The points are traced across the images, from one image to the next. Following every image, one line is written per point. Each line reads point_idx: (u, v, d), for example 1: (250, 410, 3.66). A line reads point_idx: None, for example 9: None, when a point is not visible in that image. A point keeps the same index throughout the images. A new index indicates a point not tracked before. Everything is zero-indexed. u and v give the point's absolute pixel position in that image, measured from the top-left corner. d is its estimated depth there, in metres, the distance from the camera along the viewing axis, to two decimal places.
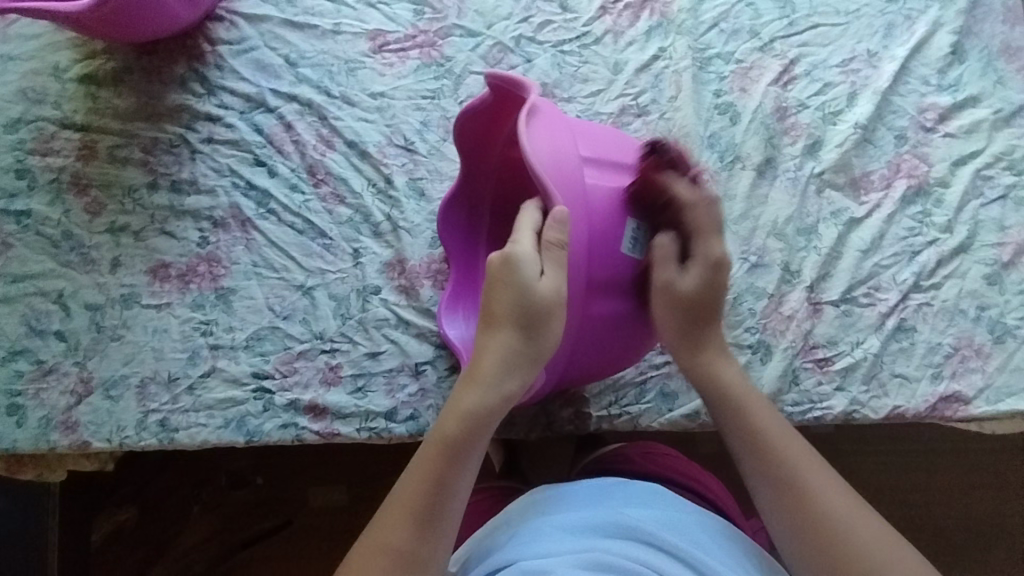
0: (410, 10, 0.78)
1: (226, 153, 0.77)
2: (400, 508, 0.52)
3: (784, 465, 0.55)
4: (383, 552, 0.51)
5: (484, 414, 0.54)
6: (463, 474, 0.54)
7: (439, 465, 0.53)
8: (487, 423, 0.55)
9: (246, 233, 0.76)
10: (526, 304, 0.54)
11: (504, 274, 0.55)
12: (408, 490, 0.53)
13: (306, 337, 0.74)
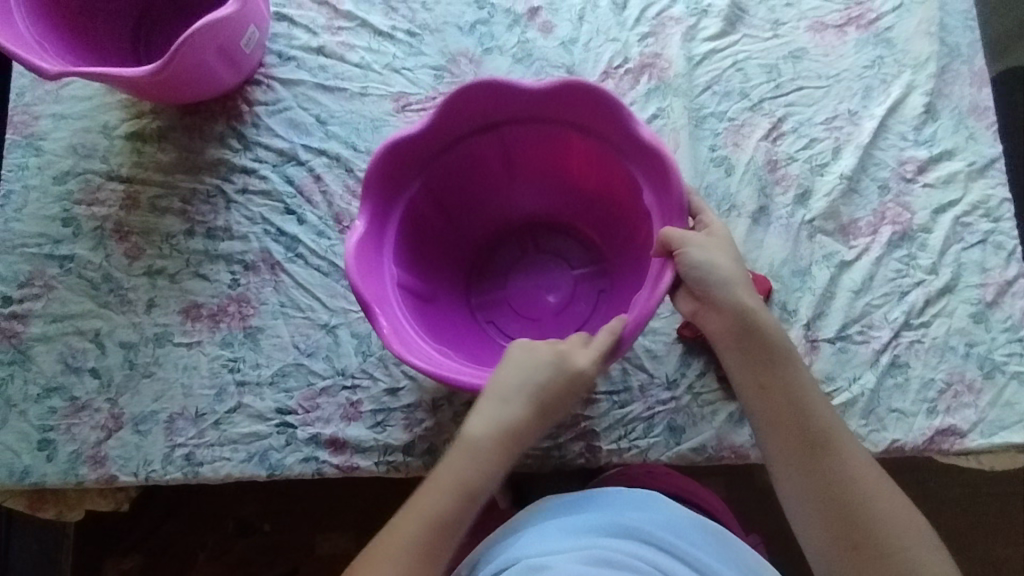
0: (431, 74, 0.85)
1: (260, 202, 0.83)
2: (394, 549, 0.64)
3: (839, 475, 0.65)
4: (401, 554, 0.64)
5: (472, 489, 0.65)
6: (452, 540, 0.64)
7: (437, 525, 0.64)
8: (474, 497, 0.65)
9: (275, 276, 0.81)
10: (535, 398, 0.65)
11: (521, 369, 0.65)
12: (403, 537, 0.64)
13: (328, 373, 0.78)
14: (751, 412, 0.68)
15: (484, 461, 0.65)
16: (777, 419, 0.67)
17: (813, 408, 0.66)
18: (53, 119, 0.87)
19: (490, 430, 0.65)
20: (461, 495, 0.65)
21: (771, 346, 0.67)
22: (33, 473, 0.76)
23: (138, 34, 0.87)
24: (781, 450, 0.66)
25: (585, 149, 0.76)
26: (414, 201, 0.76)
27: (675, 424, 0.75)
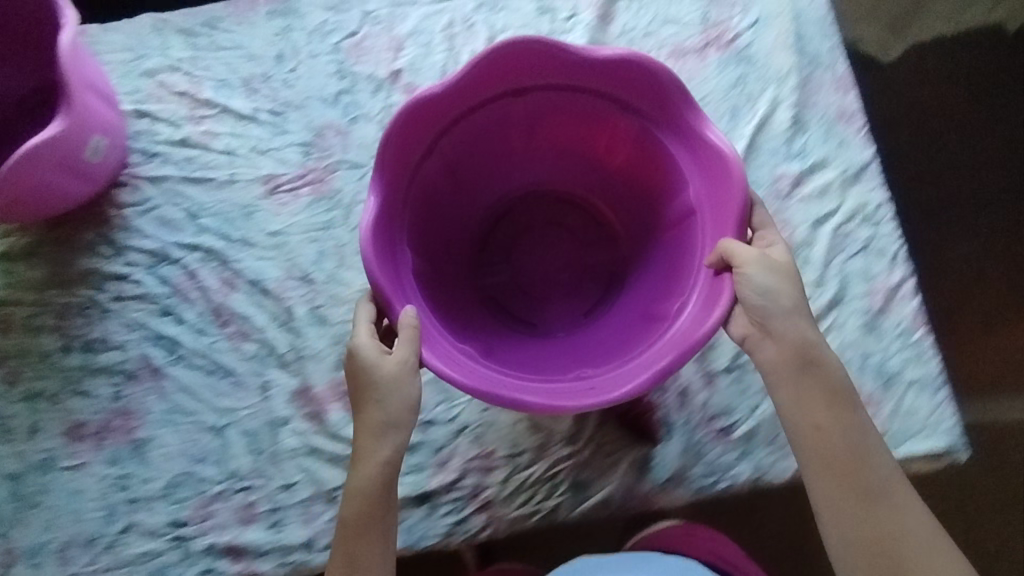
0: (298, 151, 0.83)
1: (136, 307, 0.80)
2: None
3: (889, 513, 0.61)
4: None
5: (382, 483, 0.63)
6: (373, 547, 0.64)
7: (364, 532, 0.63)
8: (384, 492, 0.64)
9: (158, 382, 0.78)
10: (379, 394, 0.62)
11: (353, 368, 0.63)
12: (338, 560, 0.64)
13: (221, 478, 0.75)
14: (796, 441, 0.63)
15: (369, 473, 0.63)
16: (829, 472, 0.62)
17: (860, 441, 0.62)
18: None
19: (365, 427, 0.63)
20: (355, 505, 0.64)
21: (830, 375, 0.62)
22: None
23: None
24: (820, 483, 0.62)
25: (620, 130, 0.73)
26: (427, 163, 0.71)
27: (579, 480, 0.74)
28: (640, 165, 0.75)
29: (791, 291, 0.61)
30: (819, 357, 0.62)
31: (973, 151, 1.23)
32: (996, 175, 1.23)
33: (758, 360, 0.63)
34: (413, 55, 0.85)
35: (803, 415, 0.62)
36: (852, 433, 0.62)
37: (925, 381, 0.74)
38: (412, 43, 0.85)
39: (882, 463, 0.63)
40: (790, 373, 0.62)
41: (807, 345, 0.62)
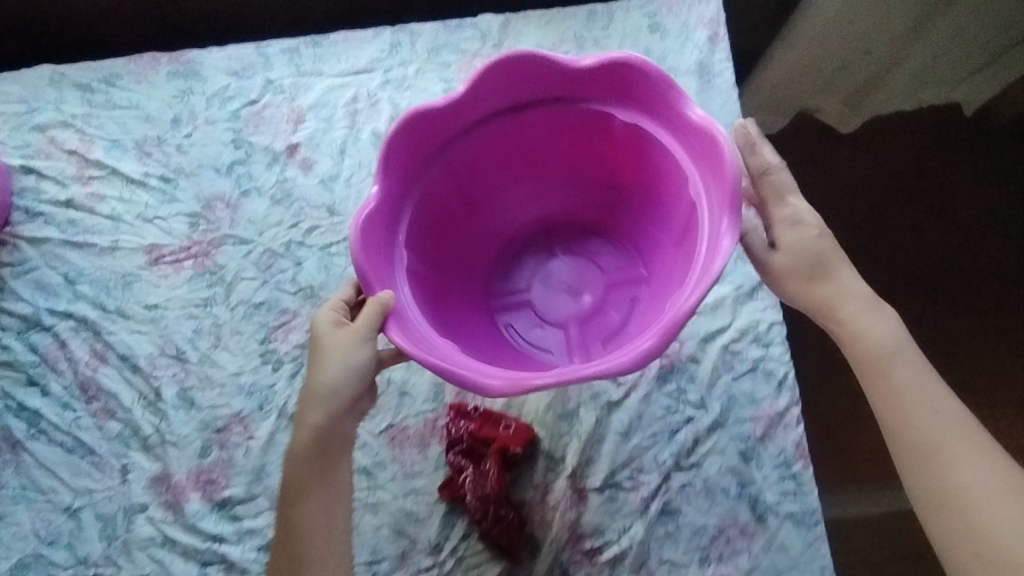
0: (185, 223, 0.81)
1: (2, 375, 0.78)
2: (282, 539, 0.61)
3: (960, 471, 0.54)
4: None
5: (337, 431, 0.61)
6: (338, 479, 0.62)
7: (314, 465, 0.61)
8: (339, 436, 0.61)
9: (16, 455, 0.76)
10: (344, 362, 0.60)
11: (319, 348, 0.61)
12: (295, 488, 0.61)
13: (69, 563, 0.72)
14: (883, 408, 0.58)
15: (325, 421, 0.60)
16: (900, 445, 0.56)
17: (936, 399, 0.57)
18: None
19: (319, 382, 0.60)
20: (325, 429, 0.61)
21: (885, 327, 0.59)
22: None
23: None
24: (902, 457, 0.56)
25: (620, 139, 0.68)
26: (437, 182, 0.67)
27: None
28: (651, 176, 0.69)
29: (827, 239, 0.61)
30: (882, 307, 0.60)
31: (908, 232, 1.19)
32: (932, 259, 1.18)
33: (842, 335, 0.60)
34: (313, 129, 0.82)
35: (874, 377, 0.59)
36: (914, 406, 0.56)
37: (803, 515, 0.71)
38: (313, 116, 0.82)
39: (960, 444, 0.55)
40: (851, 326, 0.60)
41: (853, 310, 0.60)
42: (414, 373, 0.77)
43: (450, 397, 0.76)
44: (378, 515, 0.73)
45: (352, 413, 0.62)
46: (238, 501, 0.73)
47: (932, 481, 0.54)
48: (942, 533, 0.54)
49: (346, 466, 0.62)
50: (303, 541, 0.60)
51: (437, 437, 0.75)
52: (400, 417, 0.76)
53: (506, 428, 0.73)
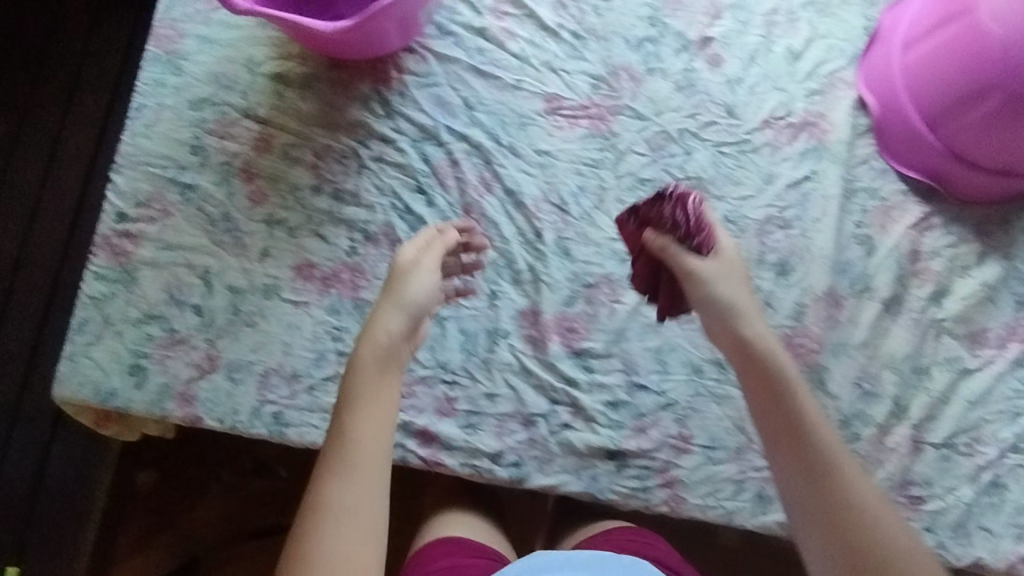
0: (588, 82, 0.83)
1: (392, 175, 0.80)
2: (351, 414, 0.56)
3: (840, 462, 0.57)
4: (380, 462, 0.55)
5: (400, 331, 0.60)
6: (413, 292, 0.62)
7: (399, 330, 0.60)
8: (411, 301, 0.61)
9: (394, 253, 0.79)
10: (415, 314, 0.61)
11: (381, 344, 0.59)
12: (363, 414, 0.56)
13: (430, 364, 0.77)
14: (750, 388, 0.60)
15: (398, 329, 0.60)
16: (808, 442, 0.58)
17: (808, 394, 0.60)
18: (198, 40, 0.82)
19: (381, 333, 0.60)
20: (417, 304, 0.62)
21: (747, 323, 0.61)
22: (119, 396, 0.75)
23: None
24: (773, 429, 0.59)
25: None
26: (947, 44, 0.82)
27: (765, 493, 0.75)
28: None
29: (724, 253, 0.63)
30: (760, 333, 0.61)
31: None
32: None
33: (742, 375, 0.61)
34: (727, 28, 0.84)
35: (761, 369, 0.60)
36: (789, 389, 0.59)
37: None
38: (731, 16, 0.84)
39: (817, 428, 0.58)
40: (739, 343, 0.61)
41: (745, 304, 0.61)
42: (781, 288, 0.79)
43: (812, 319, 0.79)
44: (722, 407, 0.77)
45: (408, 309, 0.61)
46: (595, 356, 0.78)
47: (824, 476, 0.56)
48: (807, 515, 0.56)
49: (410, 276, 0.63)
50: (351, 385, 0.58)
51: (791, 353, 0.78)
52: None
53: (691, 254, 0.63)
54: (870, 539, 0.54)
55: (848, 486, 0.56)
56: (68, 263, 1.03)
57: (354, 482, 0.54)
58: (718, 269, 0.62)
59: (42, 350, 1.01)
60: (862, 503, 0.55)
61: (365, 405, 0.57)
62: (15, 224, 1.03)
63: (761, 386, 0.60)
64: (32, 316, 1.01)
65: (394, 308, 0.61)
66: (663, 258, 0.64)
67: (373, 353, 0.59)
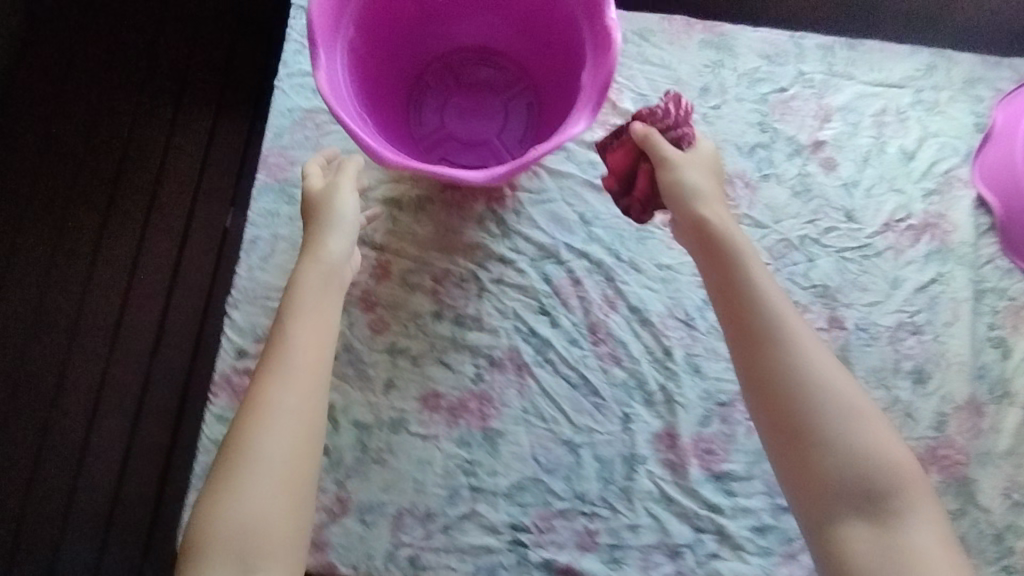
0: None
1: (514, 297, 0.79)
2: (267, 378, 0.58)
3: (835, 397, 0.56)
4: (318, 401, 0.58)
5: (325, 287, 0.64)
6: (328, 241, 0.66)
7: (323, 286, 0.64)
8: (333, 266, 0.65)
9: (521, 378, 0.77)
10: (323, 275, 0.64)
11: (308, 298, 0.62)
12: (302, 368, 0.59)
13: (567, 495, 0.74)
14: (716, 292, 0.63)
15: (314, 275, 0.64)
16: (827, 387, 0.56)
17: (813, 335, 0.60)
18: None
19: (303, 280, 0.64)
20: (337, 254, 0.66)
21: (737, 237, 0.64)
22: None
23: (409, 95, 0.84)
24: (739, 347, 0.60)
25: None
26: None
27: None
28: None
29: (710, 182, 0.67)
30: (739, 255, 0.63)
31: None
32: None
33: (715, 288, 0.63)
34: (839, 130, 0.83)
35: (751, 295, 0.61)
36: (784, 321, 0.59)
37: None
38: (841, 118, 0.83)
39: (827, 372, 0.57)
40: (726, 279, 0.63)
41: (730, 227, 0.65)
42: (919, 396, 0.78)
43: (955, 429, 0.77)
44: None
45: (318, 260, 0.65)
46: (737, 478, 0.75)
47: (808, 414, 0.56)
48: (779, 458, 0.57)
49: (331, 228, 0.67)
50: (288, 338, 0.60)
51: (937, 465, 0.76)
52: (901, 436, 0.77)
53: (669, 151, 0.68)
54: (826, 472, 0.54)
55: (813, 410, 0.56)
56: (152, 386, 0.98)
57: (257, 440, 0.55)
58: (707, 185, 0.67)
59: (129, 476, 0.96)
60: (857, 436, 0.55)
61: (285, 373, 0.58)
62: (97, 346, 0.99)
63: (727, 283, 0.62)
64: (116, 447, 0.96)
65: (314, 260, 0.65)
66: (644, 148, 0.69)
67: (317, 270, 0.64)
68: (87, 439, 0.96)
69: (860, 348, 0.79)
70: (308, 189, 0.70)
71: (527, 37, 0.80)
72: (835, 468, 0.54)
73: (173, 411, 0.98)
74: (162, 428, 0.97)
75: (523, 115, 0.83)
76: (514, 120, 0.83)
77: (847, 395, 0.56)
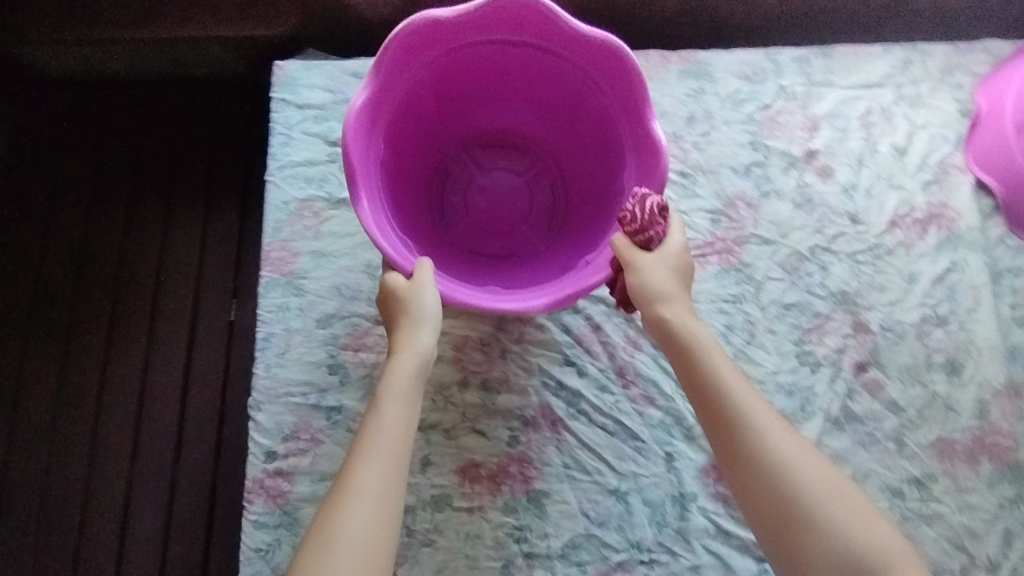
0: (707, 218, 0.82)
1: (537, 351, 0.78)
2: (355, 471, 0.56)
3: (788, 470, 0.56)
4: (393, 496, 0.56)
5: (409, 384, 0.62)
6: (416, 336, 0.64)
7: (409, 382, 0.62)
8: (421, 362, 0.63)
9: (557, 433, 0.76)
10: (414, 370, 0.63)
11: (395, 393, 0.61)
12: (386, 463, 0.57)
13: (623, 546, 0.72)
14: (695, 397, 0.63)
15: (404, 370, 0.62)
16: (757, 463, 0.57)
17: (762, 403, 0.61)
18: (313, 256, 0.82)
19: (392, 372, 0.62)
20: (425, 350, 0.64)
21: (686, 326, 0.64)
22: None
23: (429, 193, 0.86)
24: (722, 449, 0.60)
25: None
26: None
27: None
28: None
29: (677, 281, 0.66)
30: (711, 352, 0.63)
31: None
32: None
33: (693, 390, 0.63)
34: (828, 137, 0.86)
35: (713, 385, 0.61)
36: (731, 404, 0.60)
37: None
38: (828, 125, 0.86)
39: (772, 444, 0.58)
40: (692, 373, 0.63)
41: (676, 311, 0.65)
42: (958, 387, 0.77)
43: (1000, 414, 0.76)
44: (935, 528, 0.73)
45: (405, 355, 0.63)
46: None
47: (770, 495, 0.56)
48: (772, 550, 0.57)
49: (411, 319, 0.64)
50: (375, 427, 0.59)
51: (989, 455, 0.75)
52: (947, 431, 0.76)
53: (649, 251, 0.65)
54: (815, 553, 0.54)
55: (785, 491, 0.56)
56: (179, 493, 0.96)
57: (336, 533, 0.53)
58: (656, 273, 0.65)
59: None
60: (823, 504, 0.55)
61: (376, 459, 0.57)
62: (120, 460, 0.97)
63: (700, 391, 0.62)
64: (152, 561, 0.94)
65: (404, 355, 0.63)
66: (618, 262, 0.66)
67: (406, 369, 0.63)
68: (122, 558, 0.94)
69: (889, 349, 0.78)
70: (390, 286, 0.65)
71: (555, 122, 0.83)
72: (805, 534, 0.55)
73: (204, 516, 0.95)
74: (192, 538, 0.94)
75: (546, 198, 0.87)
76: (539, 198, 0.88)
77: (796, 466, 0.57)
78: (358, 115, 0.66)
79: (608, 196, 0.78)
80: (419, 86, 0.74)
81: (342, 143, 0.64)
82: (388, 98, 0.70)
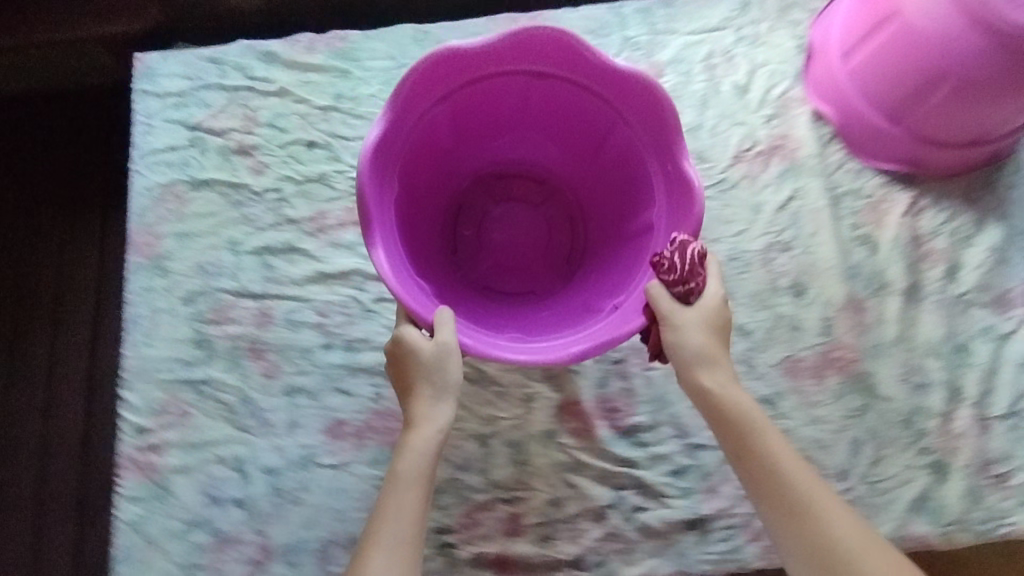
0: None
1: None
2: (381, 524, 0.60)
3: (846, 525, 0.59)
4: (401, 566, 0.58)
5: (426, 455, 0.62)
6: (430, 406, 0.63)
7: (431, 449, 0.62)
8: (440, 429, 0.63)
9: None
10: (428, 439, 0.62)
11: (416, 454, 0.62)
12: (401, 532, 0.59)
13: (485, 487, 0.75)
14: (728, 445, 0.64)
15: (422, 442, 0.62)
16: (817, 512, 0.60)
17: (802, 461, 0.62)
18: (177, 238, 0.84)
19: (418, 430, 0.63)
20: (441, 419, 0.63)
21: (716, 377, 0.64)
22: None
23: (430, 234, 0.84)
24: (765, 492, 0.62)
25: None
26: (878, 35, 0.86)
27: None
28: None
29: (716, 337, 0.64)
30: (737, 404, 0.63)
31: None
32: None
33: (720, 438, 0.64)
34: (672, 82, 0.88)
35: (738, 438, 0.63)
36: (769, 455, 0.62)
37: None
38: (672, 70, 0.89)
39: (818, 496, 0.60)
40: (716, 422, 0.64)
41: (710, 358, 0.64)
42: (802, 308, 0.80)
43: (843, 330, 0.79)
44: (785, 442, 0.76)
45: (420, 421, 0.63)
46: (646, 430, 0.76)
47: (826, 540, 0.59)
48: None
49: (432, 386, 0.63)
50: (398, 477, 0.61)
51: (833, 369, 0.78)
52: (793, 350, 0.79)
53: (689, 303, 0.64)
54: None
55: (828, 541, 0.59)
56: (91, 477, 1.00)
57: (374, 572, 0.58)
58: (698, 323, 0.63)
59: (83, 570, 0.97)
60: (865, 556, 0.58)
61: (388, 527, 0.59)
62: (27, 457, 1.01)
63: (743, 444, 0.63)
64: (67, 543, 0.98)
65: (427, 423, 0.63)
66: (651, 307, 0.64)
67: (422, 438, 0.62)
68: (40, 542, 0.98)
69: (737, 277, 0.81)
70: (414, 347, 0.64)
71: (577, 154, 0.82)
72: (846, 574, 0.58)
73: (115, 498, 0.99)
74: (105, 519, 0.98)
75: (565, 233, 0.86)
76: (558, 235, 0.86)
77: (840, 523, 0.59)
78: (375, 153, 0.65)
79: (632, 233, 0.76)
80: (437, 121, 0.73)
81: (357, 185, 0.62)
82: (404, 132, 0.68)
